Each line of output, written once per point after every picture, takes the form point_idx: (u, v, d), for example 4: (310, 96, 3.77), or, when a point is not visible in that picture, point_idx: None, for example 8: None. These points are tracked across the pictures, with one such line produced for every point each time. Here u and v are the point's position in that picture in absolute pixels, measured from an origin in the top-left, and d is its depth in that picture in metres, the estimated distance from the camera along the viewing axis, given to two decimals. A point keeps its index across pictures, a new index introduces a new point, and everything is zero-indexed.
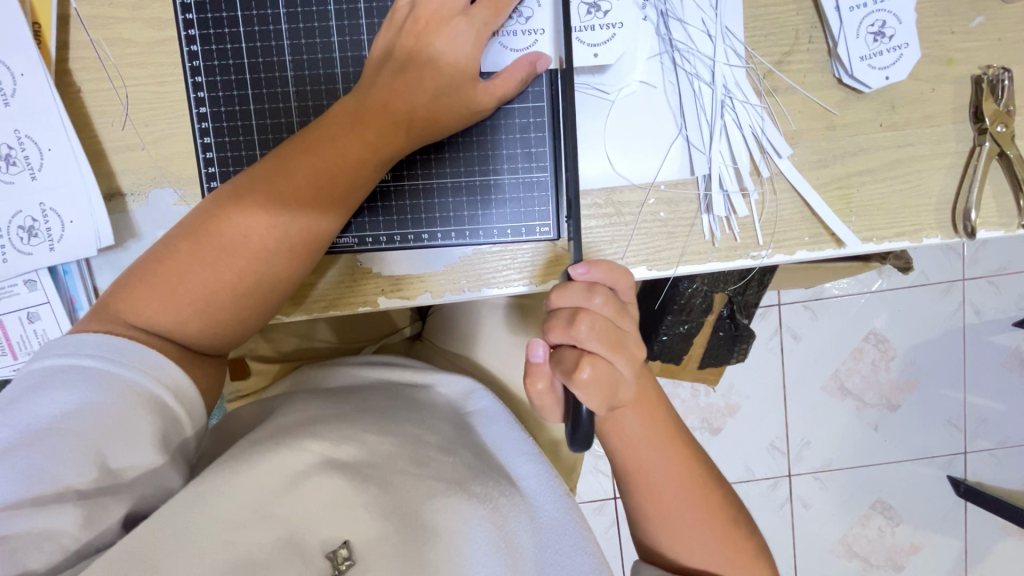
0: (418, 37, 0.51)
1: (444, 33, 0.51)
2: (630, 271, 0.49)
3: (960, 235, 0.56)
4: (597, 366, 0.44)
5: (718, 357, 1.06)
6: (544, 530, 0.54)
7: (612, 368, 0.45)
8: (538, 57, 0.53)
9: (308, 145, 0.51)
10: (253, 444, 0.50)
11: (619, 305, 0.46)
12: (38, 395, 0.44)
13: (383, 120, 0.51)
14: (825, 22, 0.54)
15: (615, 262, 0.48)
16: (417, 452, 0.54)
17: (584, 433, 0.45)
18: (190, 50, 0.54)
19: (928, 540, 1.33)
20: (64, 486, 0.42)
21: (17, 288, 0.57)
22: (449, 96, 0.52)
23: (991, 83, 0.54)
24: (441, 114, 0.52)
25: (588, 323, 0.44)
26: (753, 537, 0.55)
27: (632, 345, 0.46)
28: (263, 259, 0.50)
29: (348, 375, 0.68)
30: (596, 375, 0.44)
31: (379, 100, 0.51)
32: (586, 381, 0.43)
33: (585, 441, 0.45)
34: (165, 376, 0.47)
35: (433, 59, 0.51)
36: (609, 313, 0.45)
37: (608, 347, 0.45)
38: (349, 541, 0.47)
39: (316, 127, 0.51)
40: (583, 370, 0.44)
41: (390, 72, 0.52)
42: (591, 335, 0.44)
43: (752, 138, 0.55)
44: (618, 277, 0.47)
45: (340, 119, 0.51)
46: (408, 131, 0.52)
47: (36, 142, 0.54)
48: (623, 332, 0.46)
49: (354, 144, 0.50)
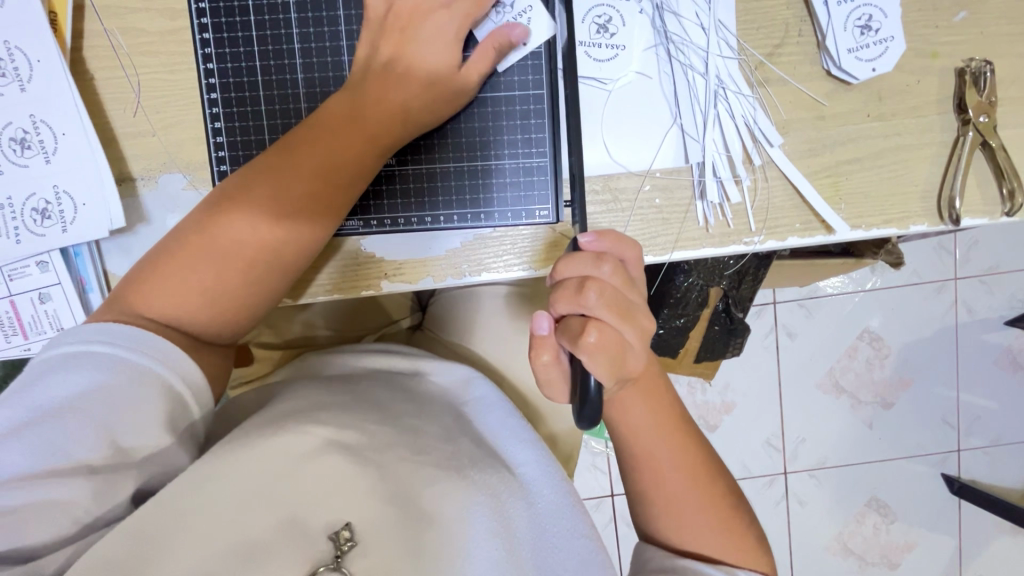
0: (402, 32, 0.54)
1: (426, 25, 0.54)
2: (638, 245, 0.51)
3: (946, 223, 0.58)
4: (603, 332, 0.45)
5: (713, 351, 1.08)
6: (542, 515, 0.55)
7: (619, 335, 0.46)
8: (511, 30, 0.54)
9: (307, 138, 0.52)
10: (259, 427, 0.51)
11: (626, 275, 0.48)
12: (50, 378, 0.45)
13: (380, 110, 0.53)
14: (814, 17, 0.56)
15: (622, 235, 0.50)
16: (416, 439, 0.55)
17: (592, 407, 0.45)
18: (202, 38, 0.56)
19: (921, 537, 1.35)
20: (78, 462, 0.44)
21: (30, 269, 0.59)
22: (441, 86, 0.54)
23: (974, 75, 0.56)
24: (434, 103, 0.54)
25: (596, 290, 0.46)
26: (754, 529, 0.57)
27: (639, 314, 0.47)
28: (271, 248, 0.51)
29: (349, 363, 0.69)
30: (603, 340, 0.45)
31: (374, 91, 0.53)
32: (593, 345, 0.45)
33: (592, 418, 0.45)
34: (173, 362, 0.48)
35: (419, 53, 0.54)
36: (615, 281, 0.47)
37: (616, 314, 0.46)
38: (351, 523, 0.47)
39: (314, 120, 0.53)
40: (589, 334, 0.45)
41: (381, 67, 0.54)
42: (599, 302, 0.46)
43: (745, 128, 0.57)
44: (624, 247, 0.49)
45: (338, 113, 0.53)
46: (404, 121, 0.53)
47: (50, 126, 0.55)
48: (631, 302, 0.47)
49: (354, 135, 0.52)
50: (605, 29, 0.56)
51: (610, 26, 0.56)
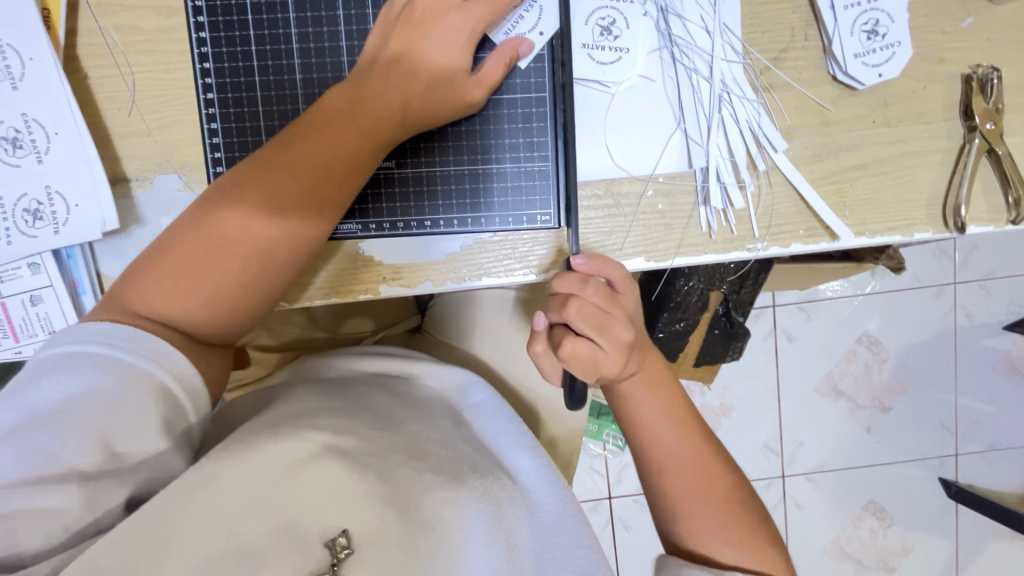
0: (414, 29, 0.52)
1: (440, 27, 0.52)
2: (627, 268, 0.50)
3: (951, 230, 0.57)
4: (580, 345, 0.46)
5: (713, 354, 1.08)
6: (543, 523, 0.54)
7: (593, 349, 0.46)
8: (520, 41, 0.55)
9: (304, 133, 0.51)
10: (255, 433, 0.50)
11: (610, 295, 0.47)
12: (44, 380, 0.44)
13: (379, 108, 0.51)
14: (820, 21, 0.55)
15: (607, 257, 0.50)
16: (414, 445, 0.54)
17: (579, 395, 0.50)
18: (198, 37, 0.55)
19: (919, 541, 1.35)
20: (70, 467, 0.42)
21: (21, 270, 0.58)
22: (443, 86, 0.53)
23: (981, 82, 0.55)
24: (435, 106, 0.53)
25: (576, 307, 0.45)
26: (768, 529, 0.54)
27: (620, 331, 0.46)
28: (267, 248, 0.50)
29: (346, 366, 0.68)
30: (577, 352, 0.45)
31: (374, 88, 0.52)
32: (568, 355, 0.45)
33: (577, 399, 0.49)
34: (170, 364, 0.47)
35: (425, 52, 0.52)
36: (598, 300, 0.46)
37: (594, 330, 0.46)
38: (348, 531, 0.47)
39: (313, 115, 0.52)
40: (564, 345, 0.45)
41: (384, 63, 0.52)
42: (578, 318, 0.45)
43: (749, 132, 0.56)
44: (612, 269, 0.49)
45: (336, 108, 0.51)
46: (403, 119, 0.52)
47: (43, 126, 0.54)
48: (611, 318, 0.46)
49: (352, 133, 0.51)
50: (609, 32, 0.55)
51: (614, 28, 0.55)
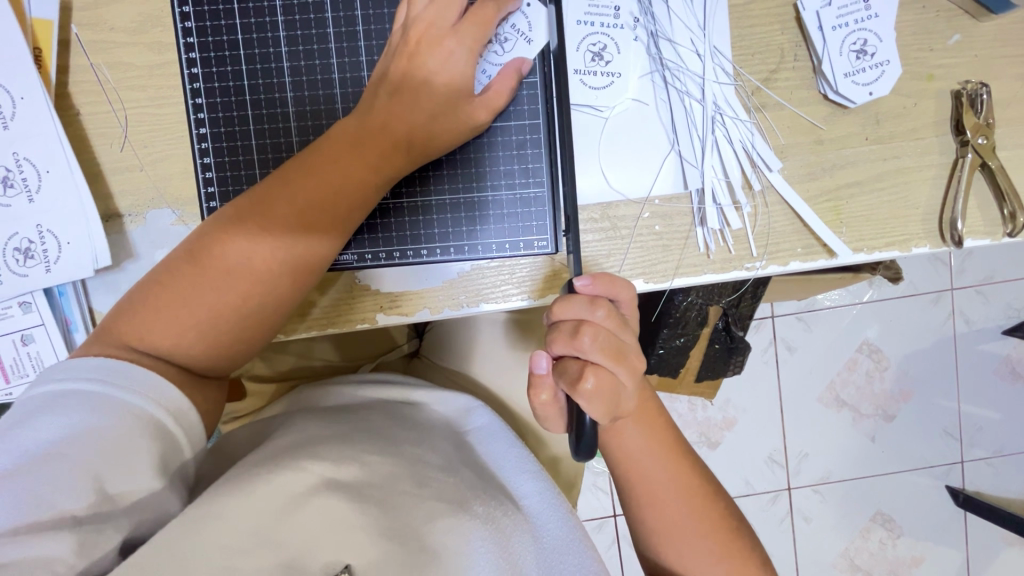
0: (411, 57, 0.52)
1: (437, 51, 0.52)
2: (631, 283, 0.50)
3: (948, 244, 0.57)
4: (600, 376, 0.44)
5: (713, 370, 1.07)
6: (547, 549, 0.53)
7: (613, 378, 0.45)
8: (521, 62, 0.54)
9: (306, 165, 0.50)
10: (252, 466, 0.49)
11: (620, 317, 0.46)
12: (35, 419, 0.43)
13: (383, 140, 0.51)
14: (808, 41, 0.56)
15: (615, 275, 0.49)
16: (417, 472, 0.53)
17: (587, 440, 0.44)
18: (191, 73, 0.55)
19: (930, 553, 1.32)
20: (60, 513, 0.41)
21: (12, 310, 0.57)
22: (445, 113, 0.52)
23: (971, 97, 0.56)
24: (441, 133, 0.52)
25: (591, 335, 0.44)
26: (758, 551, 0.54)
27: (632, 355, 0.46)
28: (268, 281, 0.50)
29: (345, 395, 0.67)
30: (600, 385, 0.44)
31: (378, 120, 0.51)
32: (589, 391, 0.43)
33: (588, 450, 0.45)
34: (165, 399, 0.47)
35: (424, 81, 0.52)
36: (611, 325, 0.45)
37: (610, 358, 0.45)
38: (349, 565, 0.45)
39: (316, 146, 0.51)
40: (586, 380, 0.44)
41: (384, 95, 0.52)
42: (593, 347, 0.44)
43: (743, 153, 0.56)
44: (619, 289, 0.48)
45: (339, 139, 0.51)
46: (407, 150, 0.52)
47: (34, 164, 0.54)
48: (624, 343, 0.46)
49: (354, 163, 0.50)
50: (600, 57, 0.56)
51: (605, 54, 0.56)
